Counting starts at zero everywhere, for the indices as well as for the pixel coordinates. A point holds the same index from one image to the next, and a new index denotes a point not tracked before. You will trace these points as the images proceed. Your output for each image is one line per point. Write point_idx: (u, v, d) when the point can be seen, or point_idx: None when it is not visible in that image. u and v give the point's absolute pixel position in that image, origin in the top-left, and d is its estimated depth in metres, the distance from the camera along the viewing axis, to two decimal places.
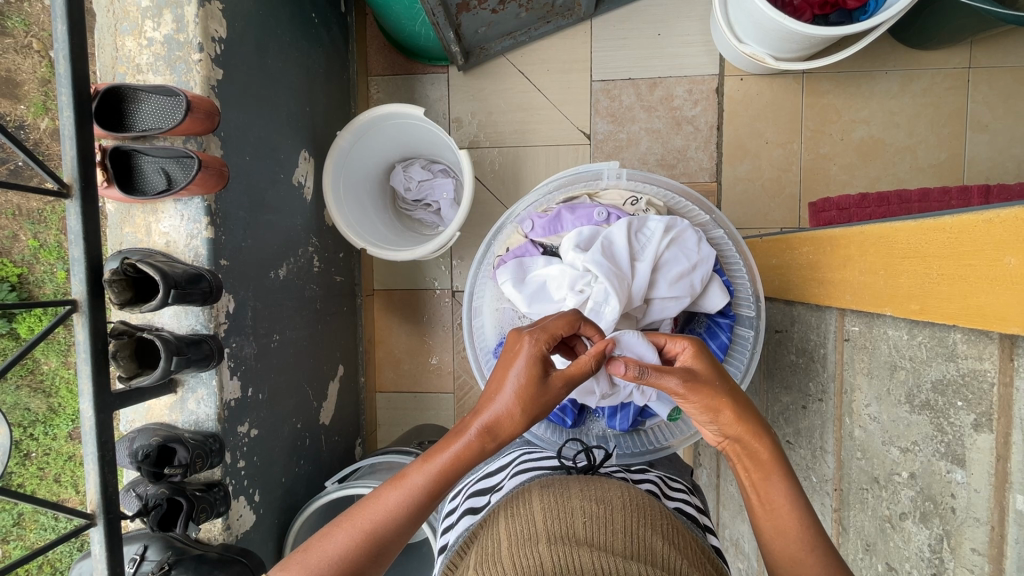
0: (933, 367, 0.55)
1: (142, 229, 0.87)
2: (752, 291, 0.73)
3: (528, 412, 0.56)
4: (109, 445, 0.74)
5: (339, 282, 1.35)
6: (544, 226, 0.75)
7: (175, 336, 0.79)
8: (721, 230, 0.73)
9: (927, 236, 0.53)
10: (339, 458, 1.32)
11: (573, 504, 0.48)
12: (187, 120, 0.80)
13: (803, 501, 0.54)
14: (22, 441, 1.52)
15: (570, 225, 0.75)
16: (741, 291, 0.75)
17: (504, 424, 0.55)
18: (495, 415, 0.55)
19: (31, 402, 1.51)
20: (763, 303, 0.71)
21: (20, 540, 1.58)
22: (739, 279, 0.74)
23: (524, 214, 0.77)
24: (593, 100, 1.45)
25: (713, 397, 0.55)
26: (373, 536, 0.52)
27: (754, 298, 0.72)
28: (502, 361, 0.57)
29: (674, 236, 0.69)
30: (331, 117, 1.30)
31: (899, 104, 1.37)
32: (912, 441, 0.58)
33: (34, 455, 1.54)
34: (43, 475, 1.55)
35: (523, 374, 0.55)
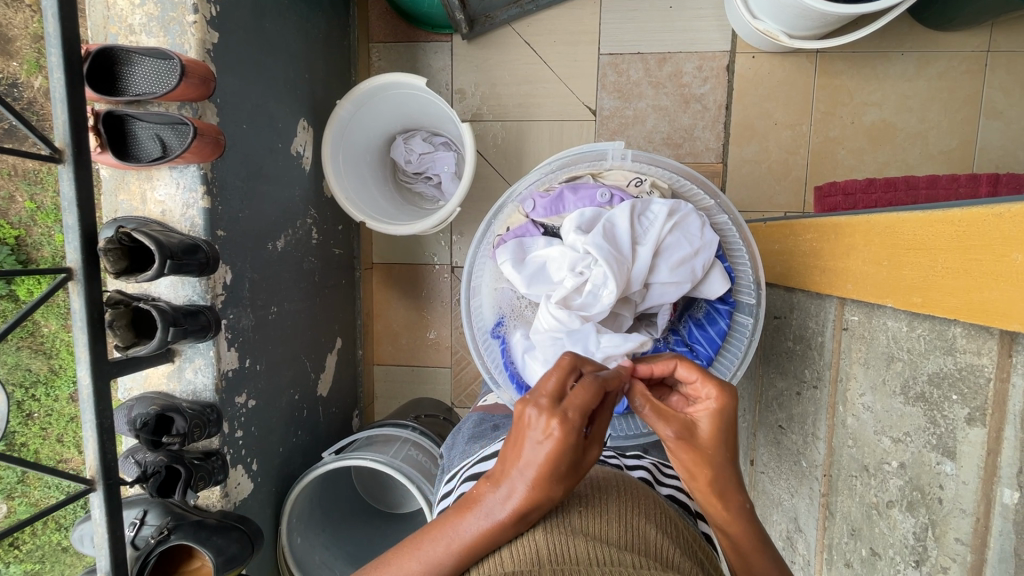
0: (930, 360, 0.55)
1: (137, 196, 0.86)
2: (754, 276, 0.70)
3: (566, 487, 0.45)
4: (107, 413, 0.75)
5: (338, 255, 1.35)
6: (546, 207, 0.74)
7: (172, 308, 0.79)
8: (727, 215, 0.71)
9: (934, 228, 0.52)
10: (335, 429, 1.33)
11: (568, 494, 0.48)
12: (181, 85, 0.77)
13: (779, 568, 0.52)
14: (24, 401, 1.53)
15: (572, 205, 0.74)
16: (743, 276, 0.73)
17: (540, 502, 0.44)
18: (531, 493, 0.44)
19: (32, 363, 1.51)
20: (764, 289, 0.69)
21: (25, 497, 1.61)
22: (742, 263, 0.72)
23: (525, 193, 0.75)
24: (600, 73, 1.41)
25: (700, 467, 0.50)
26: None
27: (755, 285, 0.70)
28: (518, 428, 0.46)
29: (676, 220, 0.68)
30: (331, 86, 1.27)
31: (913, 87, 1.33)
32: (904, 432, 0.58)
33: (36, 415, 1.56)
34: (46, 436, 1.57)
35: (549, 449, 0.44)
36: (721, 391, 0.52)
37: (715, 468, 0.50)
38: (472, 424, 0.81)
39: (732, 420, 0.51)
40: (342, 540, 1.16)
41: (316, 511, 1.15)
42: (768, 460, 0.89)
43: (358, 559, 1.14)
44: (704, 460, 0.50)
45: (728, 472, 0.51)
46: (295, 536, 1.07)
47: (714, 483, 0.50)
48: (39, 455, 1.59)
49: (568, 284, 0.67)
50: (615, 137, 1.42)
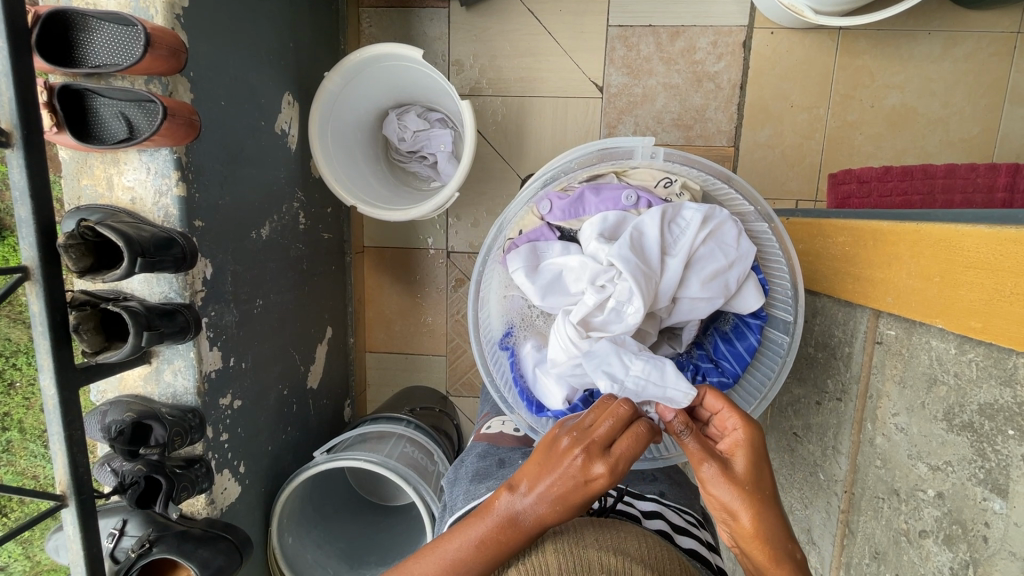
0: (983, 389, 0.50)
1: (102, 181, 0.77)
2: (792, 288, 0.64)
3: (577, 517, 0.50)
4: (77, 424, 0.68)
5: (327, 239, 1.27)
6: (564, 209, 0.70)
7: (145, 308, 0.72)
8: (766, 222, 0.65)
9: (1003, 248, 0.47)
10: (327, 421, 1.29)
11: (590, 556, 0.46)
12: (148, 58, 0.68)
13: None
14: (5, 370, 1.47)
15: (594, 207, 0.70)
16: (778, 288, 0.68)
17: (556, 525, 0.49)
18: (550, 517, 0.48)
19: (12, 332, 1.46)
20: (804, 305, 0.63)
21: (10, 465, 1.50)
22: (778, 274, 0.67)
23: (541, 194, 0.70)
24: (608, 46, 1.31)
25: (738, 496, 0.47)
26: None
27: (794, 298, 0.64)
28: (558, 456, 0.50)
29: (711, 228, 0.63)
30: (318, 55, 1.16)
31: (938, 69, 1.26)
32: (945, 461, 0.54)
33: (18, 384, 1.49)
34: (30, 405, 1.51)
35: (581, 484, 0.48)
36: (749, 422, 0.51)
37: (758, 503, 0.46)
38: (477, 454, 0.79)
39: (759, 450, 0.49)
40: (335, 538, 1.13)
41: (308, 509, 1.11)
42: (779, 467, 0.86)
43: (351, 556, 1.10)
44: (744, 487, 0.47)
45: (775, 509, 0.47)
46: (287, 537, 1.03)
47: (761, 518, 0.46)
48: (25, 423, 1.52)
49: (588, 301, 0.63)
50: (622, 117, 1.34)
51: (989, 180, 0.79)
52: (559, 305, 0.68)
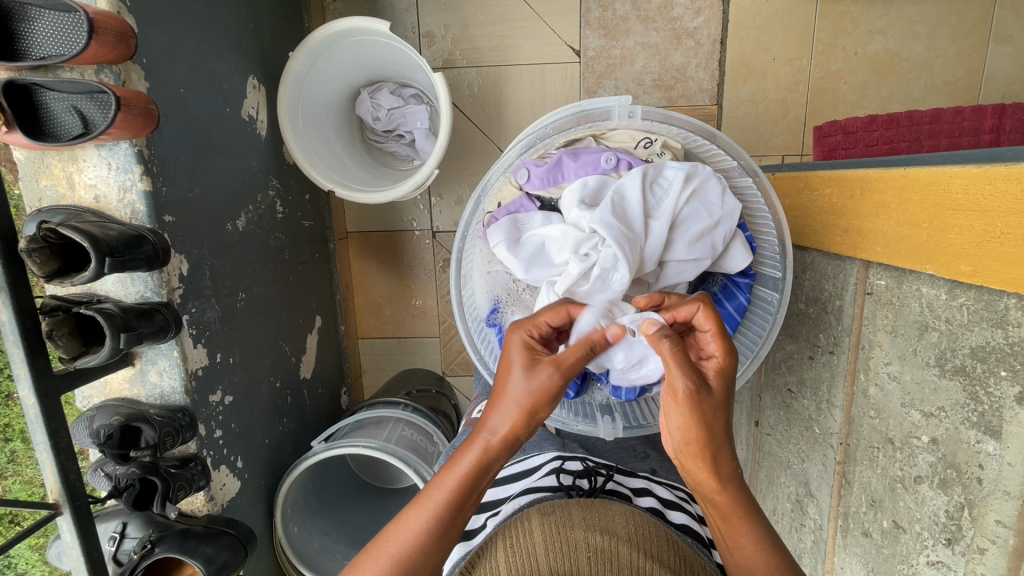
0: (974, 332, 0.50)
1: (62, 181, 0.73)
2: (781, 245, 0.63)
3: (539, 399, 0.48)
4: (62, 432, 0.67)
5: (308, 227, 1.24)
6: (542, 177, 0.68)
7: (121, 309, 0.69)
8: (751, 176, 0.63)
9: (991, 186, 0.46)
10: (323, 411, 1.28)
11: (576, 537, 0.46)
12: (93, 46, 0.64)
13: (770, 537, 0.49)
14: None
15: (572, 173, 0.68)
16: (766, 246, 0.67)
17: (515, 418, 0.48)
18: (506, 411, 0.48)
19: None
20: (792, 262, 0.62)
21: None
22: (766, 230, 0.66)
23: (518, 163, 0.69)
24: (583, 8, 1.27)
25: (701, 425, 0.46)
26: (400, 562, 0.46)
27: (782, 254, 0.63)
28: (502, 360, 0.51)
29: (693, 186, 0.62)
30: (281, 35, 1.11)
31: (921, 11, 1.23)
32: (938, 406, 0.54)
33: None
34: None
35: (523, 371, 0.49)
36: (727, 351, 0.49)
37: (715, 426, 0.47)
38: None
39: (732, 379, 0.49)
40: (340, 523, 1.14)
41: (311, 498, 1.11)
42: (776, 423, 0.87)
43: (358, 540, 1.12)
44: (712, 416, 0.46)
45: (727, 436, 0.48)
46: (292, 526, 1.04)
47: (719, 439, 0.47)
48: None
49: (573, 270, 0.61)
50: (602, 81, 1.30)
51: (976, 123, 0.78)
52: (544, 277, 0.66)
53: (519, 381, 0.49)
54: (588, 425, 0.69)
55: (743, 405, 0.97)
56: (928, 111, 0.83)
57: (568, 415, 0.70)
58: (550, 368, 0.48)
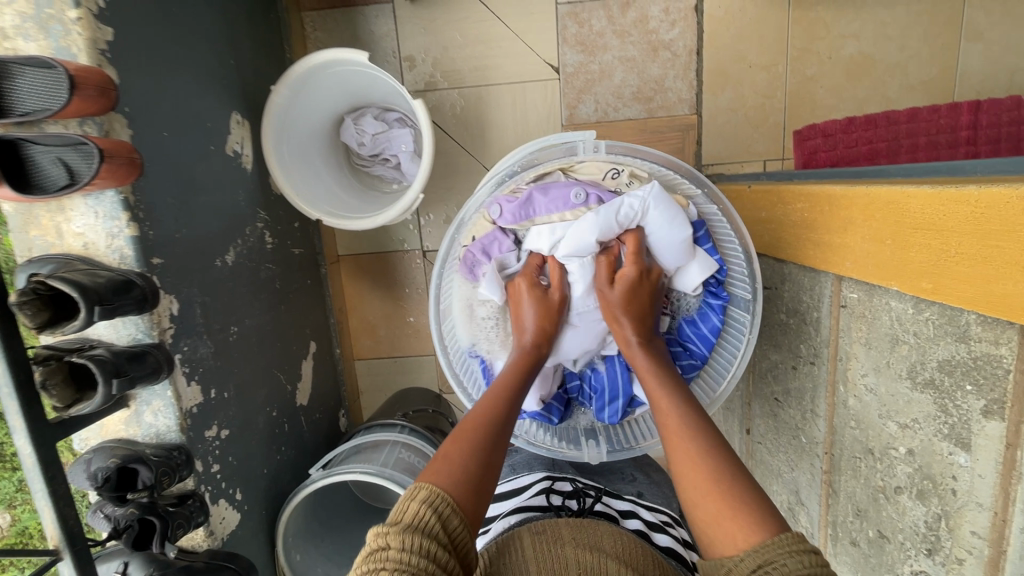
0: (940, 347, 0.51)
1: (51, 230, 0.74)
2: (748, 270, 0.71)
3: (549, 321, 0.72)
4: (59, 478, 0.68)
5: (298, 254, 1.25)
6: (514, 213, 0.73)
7: (111, 354, 0.71)
8: (716, 204, 0.71)
9: (945, 207, 0.47)
10: (322, 435, 1.29)
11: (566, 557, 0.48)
12: (75, 101, 0.66)
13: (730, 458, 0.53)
14: None
15: (543, 207, 0.73)
16: (735, 269, 0.75)
17: (539, 340, 0.71)
18: (529, 336, 0.71)
19: None
20: (759, 287, 0.69)
21: None
22: (733, 253, 0.74)
23: (490, 200, 0.74)
24: (560, 25, 1.29)
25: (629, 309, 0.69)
26: (458, 462, 0.52)
27: (750, 278, 0.71)
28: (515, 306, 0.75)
29: (647, 219, 0.71)
30: (262, 68, 1.13)
31: (891, 14, 1.25)
32: (912, 418, 0.55)
33: None
34: None
35: (532, 308, 0.72)
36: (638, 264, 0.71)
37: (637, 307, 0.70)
38: None
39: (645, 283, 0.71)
40: (343, 548, 1.15)
41: (312, 524, 1.12)
42: (765, 431, 0.89)
43: None
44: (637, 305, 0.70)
45: (641, 311, 0.70)
46: (294, 554, 1.05)
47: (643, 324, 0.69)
48: None
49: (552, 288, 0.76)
50: (582, 96, 1.32)
51: (953, 122, 0.91)
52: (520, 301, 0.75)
53: (531, 315, 0.72)
54: (575, 450, 0.76)
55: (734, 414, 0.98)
56: (907, 112, 0.95)
57: (557, 441, 0.77)
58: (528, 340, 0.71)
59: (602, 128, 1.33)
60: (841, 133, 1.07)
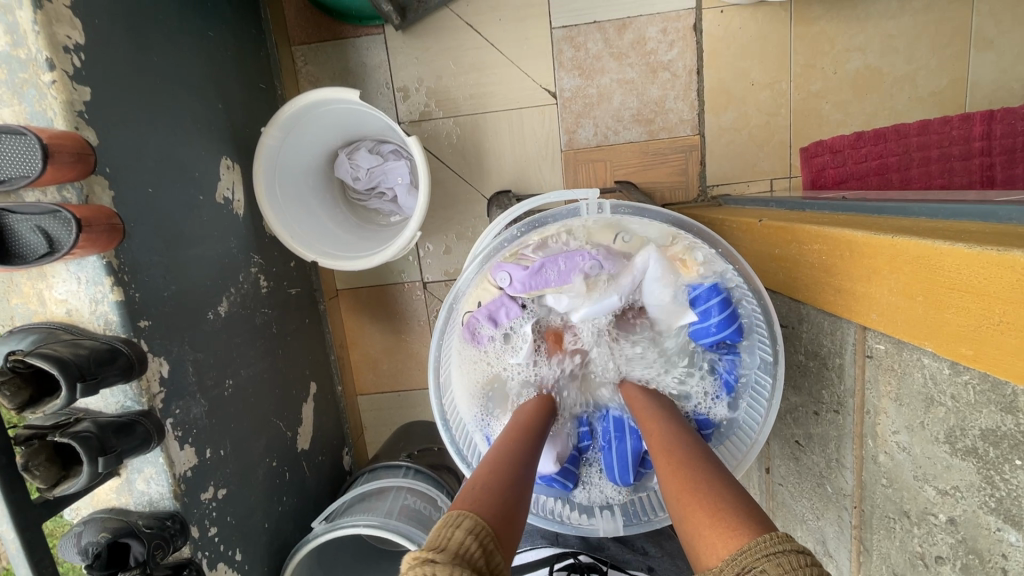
0: (983, 414, 0.47)
1: (33, 298, 0.71)
2: (770, 333, 0.68)
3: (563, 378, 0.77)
4: (47, 562, 0.64)
5: (296, 294, 1.22)
6: (522, 283, 0.72)
7: (96, 429, 0.68)
8: (733, 265, 0.68)
9: (983, 269, 0.43)
10: (326, 478, 1.25)
11: None
12: (50, 170, 0.63)
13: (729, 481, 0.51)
14: None
15: (549, 274, 0.72)
16: (756, 330, 0.71)
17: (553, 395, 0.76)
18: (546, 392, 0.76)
19: None
20: (782, 354, 0.66)
21: None
22: (753, 315, 0.70)
23: (494, 267, 0.73)
24: (555, 50, 1.26)
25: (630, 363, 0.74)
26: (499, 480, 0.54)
27: (771, 341, 0.68)
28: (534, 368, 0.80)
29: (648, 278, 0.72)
30: (253, 109, 1.10)
31: (897, 26, 1.21)
32: (953, 486, 0.51)
33: None
34: None
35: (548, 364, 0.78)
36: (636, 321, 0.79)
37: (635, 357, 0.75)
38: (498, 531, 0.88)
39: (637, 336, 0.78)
40: None
41: None
42: (787, 474, 0.84)
43: None
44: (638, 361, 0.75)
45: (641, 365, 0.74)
46: None
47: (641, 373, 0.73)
48: None
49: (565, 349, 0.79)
50: (580, 120, 1.29)
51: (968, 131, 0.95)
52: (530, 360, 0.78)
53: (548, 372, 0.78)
54: (588, 523, 0.75)
55: (753, 452, 0.94)
56: (917, 124, 1.02)
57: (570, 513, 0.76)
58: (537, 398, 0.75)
59: (603, 151, 1.30)
60: (849, 150, 1.09)
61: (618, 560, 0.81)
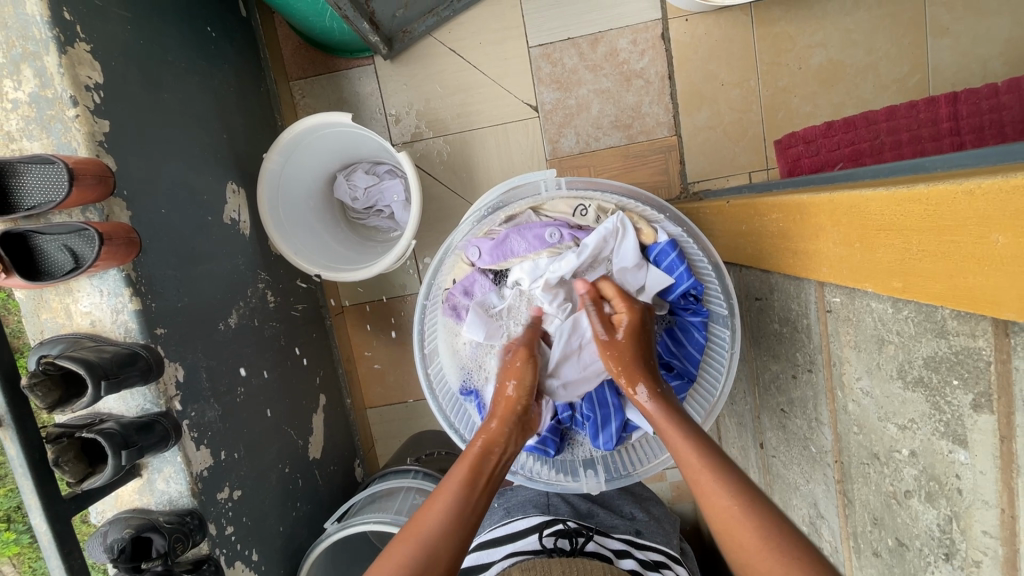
0: (923, 343, 0.51)
1: (61, 312, 0.79)
2: (722, 287, 0.77)
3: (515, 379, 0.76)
4: (75, 553, 0.69)
5: (302, 310, 1.29)
6: (490, 253, 0.81)
7: (120, 426, 0.73)
8: (681, 227, 0.79)
9: (899, 206, 0.48)
10: (338, 487, 1.29)
11: None
12: (75, 192, 0.71)
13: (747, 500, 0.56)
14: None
15: (515, 244, 0.81)
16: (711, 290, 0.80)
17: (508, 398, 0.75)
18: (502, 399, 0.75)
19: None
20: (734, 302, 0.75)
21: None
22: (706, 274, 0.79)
23: (466, 244, 0.83)
24: (534, 67, 1.35)
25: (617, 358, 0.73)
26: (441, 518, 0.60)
27: (725, 294, 0.77)
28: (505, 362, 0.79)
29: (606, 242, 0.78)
30: (255, 139, 1.20)
31: (854, 20, 1.28)
32: (909, 419, 0.54)
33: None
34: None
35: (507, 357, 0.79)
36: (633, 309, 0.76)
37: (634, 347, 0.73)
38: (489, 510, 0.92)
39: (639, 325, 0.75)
40: None
41: None
42: (778, 443, 0.86)
43: None
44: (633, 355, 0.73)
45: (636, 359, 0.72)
46: None
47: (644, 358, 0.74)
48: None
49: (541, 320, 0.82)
50: (562, 130, 1.37)
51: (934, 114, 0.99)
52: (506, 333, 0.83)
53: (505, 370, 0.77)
54: (572, 481, 0.81)
55: (746, 428, 0.96)
56: (884, 111, 1.07)
57: (554, 474, 0.82)
58: (495, 421, 0.72)
59: (586, 158, 1.37)
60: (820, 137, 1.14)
61: (606, 526, 0.83)
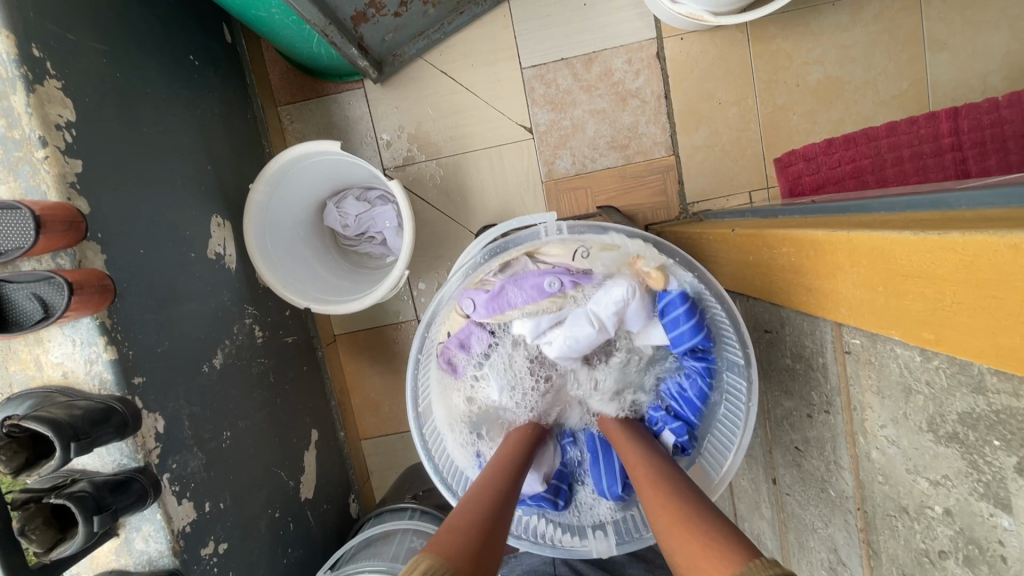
0: (957, 398, 0.47)
1: (30, 363, 0.74)
2: (736, 336, 0.74)
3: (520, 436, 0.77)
4: None
5: (292, 342, 1.24)
6: (486, 304, 0.79)
7: (93, 488, 0.69)
8: (689, 271, 0.76)
9: (931, 253, 0.45)
10: (331, 527, 1.23)
11: None
12: (43, 239, 0.66)
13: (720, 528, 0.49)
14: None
15: (513, 295, 0.79)
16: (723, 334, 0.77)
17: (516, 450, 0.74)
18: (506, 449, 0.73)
19: None
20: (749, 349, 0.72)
21: None
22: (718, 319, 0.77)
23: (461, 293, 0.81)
24: (528, 88, 1.32)
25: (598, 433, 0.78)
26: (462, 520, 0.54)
27: (737, 341, 0.74)
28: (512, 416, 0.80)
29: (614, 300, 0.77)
30: (241, 168, 1.16)
31: (851, 37, 1.27)
32: (943, 475, 0.51)
33: None
34: None
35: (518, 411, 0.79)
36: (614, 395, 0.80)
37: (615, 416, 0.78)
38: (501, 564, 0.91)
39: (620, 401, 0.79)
40: None
41: None
42: (792, 482, 0.82)
43: None
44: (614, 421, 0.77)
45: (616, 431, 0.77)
46: None
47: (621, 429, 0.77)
48: None
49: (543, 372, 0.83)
50: (558, 151, 1.33)
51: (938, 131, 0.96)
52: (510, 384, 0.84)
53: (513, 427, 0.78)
54: (582, 543, 0.79)
55: (757, 463, 0.92)
56: (884, 126, 1.05)
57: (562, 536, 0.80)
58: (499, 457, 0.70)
59: (583, 179, 1.34)
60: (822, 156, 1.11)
61: None
